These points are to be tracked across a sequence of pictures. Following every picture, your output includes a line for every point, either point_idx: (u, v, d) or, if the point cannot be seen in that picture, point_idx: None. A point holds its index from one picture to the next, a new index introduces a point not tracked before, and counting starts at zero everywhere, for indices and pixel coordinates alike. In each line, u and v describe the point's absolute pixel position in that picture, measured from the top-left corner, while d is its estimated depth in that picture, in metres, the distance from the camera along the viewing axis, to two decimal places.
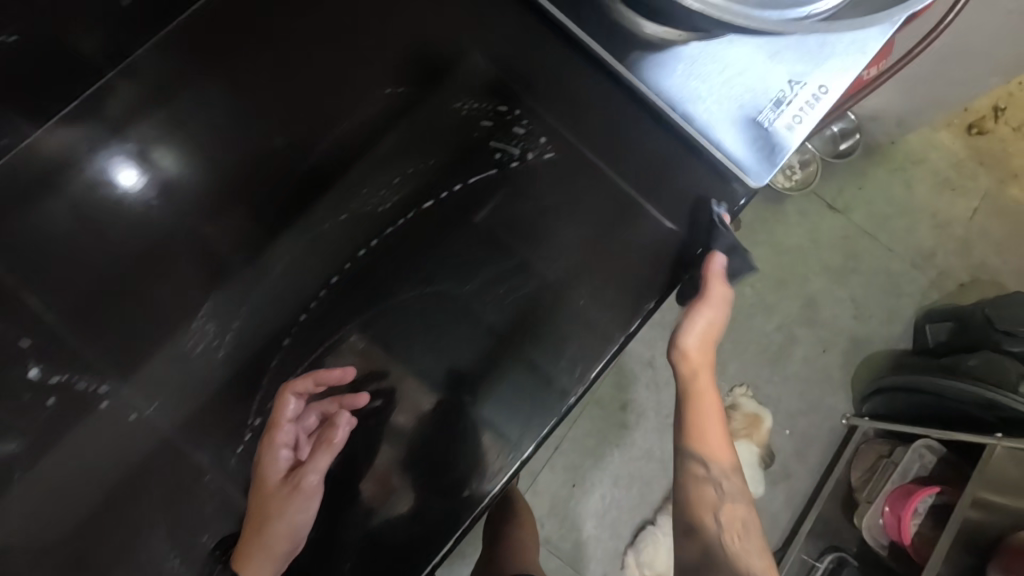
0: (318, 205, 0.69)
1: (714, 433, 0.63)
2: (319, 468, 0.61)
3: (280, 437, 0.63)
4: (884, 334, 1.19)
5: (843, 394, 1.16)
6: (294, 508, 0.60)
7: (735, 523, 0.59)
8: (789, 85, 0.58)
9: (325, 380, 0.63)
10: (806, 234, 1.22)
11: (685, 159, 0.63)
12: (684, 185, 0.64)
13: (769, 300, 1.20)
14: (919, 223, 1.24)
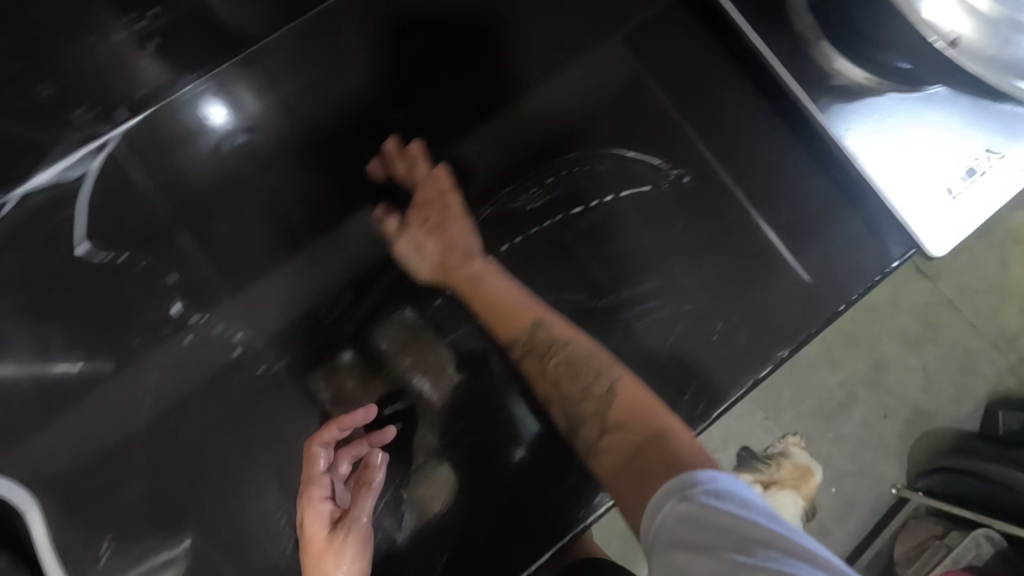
0: (484, 194, 0.82)
1: (415, 256, 0.80)
2: (367, 509, 0.66)
3: (318, 492, 0.68)
4: (951, 411, 1.15)
5: (898, 464, 1.12)
6: (347, 559, 0.65)
7: (558, 363, 0.70)
8: (986, 154, 0.68)
9: (351, 424, 0.74)
10: (886, 295, 1.18)
11: (842, 215, 0.75)
12: (829, 241, 0.75)
13: (836, 355, 1.16)
14: (1011, 305, 1.19)
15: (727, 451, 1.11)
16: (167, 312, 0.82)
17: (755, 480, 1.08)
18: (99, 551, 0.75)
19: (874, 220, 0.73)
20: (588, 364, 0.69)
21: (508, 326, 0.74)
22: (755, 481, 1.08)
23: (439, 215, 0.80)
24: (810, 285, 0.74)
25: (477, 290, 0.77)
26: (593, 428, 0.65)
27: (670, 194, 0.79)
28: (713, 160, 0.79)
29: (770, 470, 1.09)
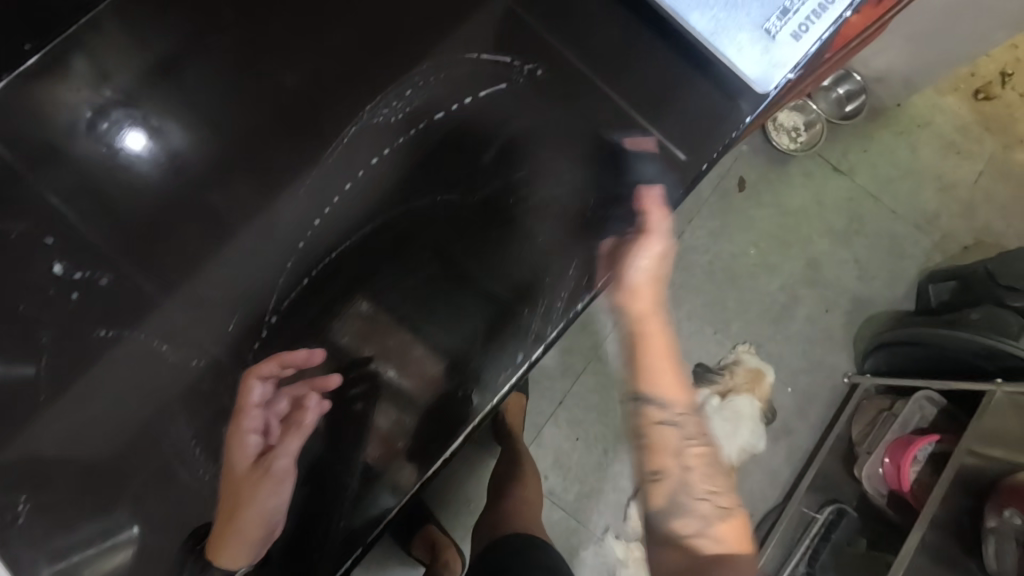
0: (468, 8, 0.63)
1: (646, 247, 0.61)
2: (290, 450, 0.56)
3: (247, 423, 0.56)
4: (887, 294, 1.20)
5: (846, 353, 1.17)
6: (267, 491, 0.55)
7: (697, 455, 0.65)
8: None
9: (293, 362, 0.57)
10: (810, 197, 1.23)
11: (688, 79, 0.63)
12: (684, 103, 0.63)
13: (773, 261, 1.20)
14: (925, 186, 1.25)
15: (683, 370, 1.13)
16: (48, 271, 0.56)
17: (713, 392, 1.11)
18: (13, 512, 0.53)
19: (721, 79, 0.62)
20: (713, 465, 0.65)
21: (654, 381, 0.64)
22: (712, 393, 1.11)
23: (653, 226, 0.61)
24: (684, 163, 0.63)
25: (647, 315, 0.63)
26: (687, 522, 0.63)
27: (544, 43, 0.64)
28: (549, 37, 0.64)
29: (726, 379, 1.12)
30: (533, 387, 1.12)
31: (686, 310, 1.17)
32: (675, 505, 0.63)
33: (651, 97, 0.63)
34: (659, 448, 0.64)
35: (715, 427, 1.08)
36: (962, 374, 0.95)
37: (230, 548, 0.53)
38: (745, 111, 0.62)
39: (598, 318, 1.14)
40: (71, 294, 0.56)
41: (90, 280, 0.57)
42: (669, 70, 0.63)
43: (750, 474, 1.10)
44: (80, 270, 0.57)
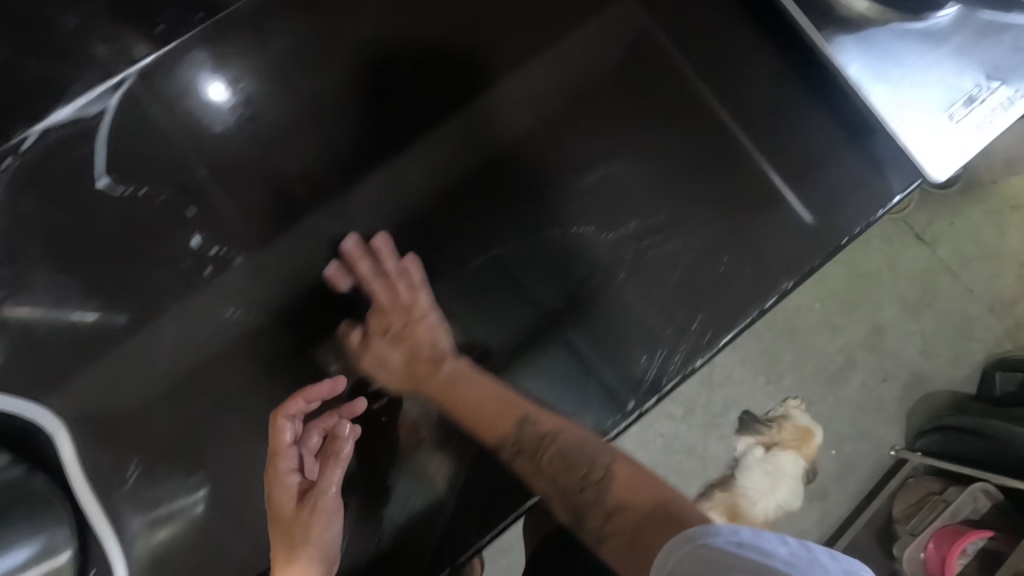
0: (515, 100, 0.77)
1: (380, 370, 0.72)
2: (333, 481, 0.64)
3: (285, 464, 0.65)
4: (949, 374, 1.17)
5: (897, 428, 1.14)
6: (321, 526, 0.63)
7: (551, 459, 0.64)
8: (983, 85, 0.65)
9: (317, 396, 0.67)
10: (885, 262, 1.20)
11: (846, 151, 0.72)
12: (835, 173, 0.71)
13: (836, 321, 1.18)
14: (1006, 270, 1.21)
15: (728, 415, 1.12)
16: (187, 244, 0.76)
17: (756, 442, 1.10)
18: (126, 474, 0.71)
19: (881, 157, 0.71)
20: (581, 450, 0.63)
21: (484, 425, 0.66)
22: (756, 443, 1.10)
23: (403, 319, 0.73)
24: (812, 225, 0.71)
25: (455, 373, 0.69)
26: (593, 516, 0.60)
27: (721, 115, 0.74)
28: (718, 106, 0.75)
29: (772, 432, 1.10)
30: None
31: (740, 357, 1.14)
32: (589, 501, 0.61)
33: (797, 159, 0.72)
34: (527, 440, 0.65)
35: (751, 477, 1.07)
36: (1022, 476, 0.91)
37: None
38: (895, 187, 0.70)
39: None
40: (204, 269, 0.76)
41: (227, 260, 0.76)
42: (686, 164, 0.74)
43: (780, 531, 1.08)
44: (214, 247, 0.76)
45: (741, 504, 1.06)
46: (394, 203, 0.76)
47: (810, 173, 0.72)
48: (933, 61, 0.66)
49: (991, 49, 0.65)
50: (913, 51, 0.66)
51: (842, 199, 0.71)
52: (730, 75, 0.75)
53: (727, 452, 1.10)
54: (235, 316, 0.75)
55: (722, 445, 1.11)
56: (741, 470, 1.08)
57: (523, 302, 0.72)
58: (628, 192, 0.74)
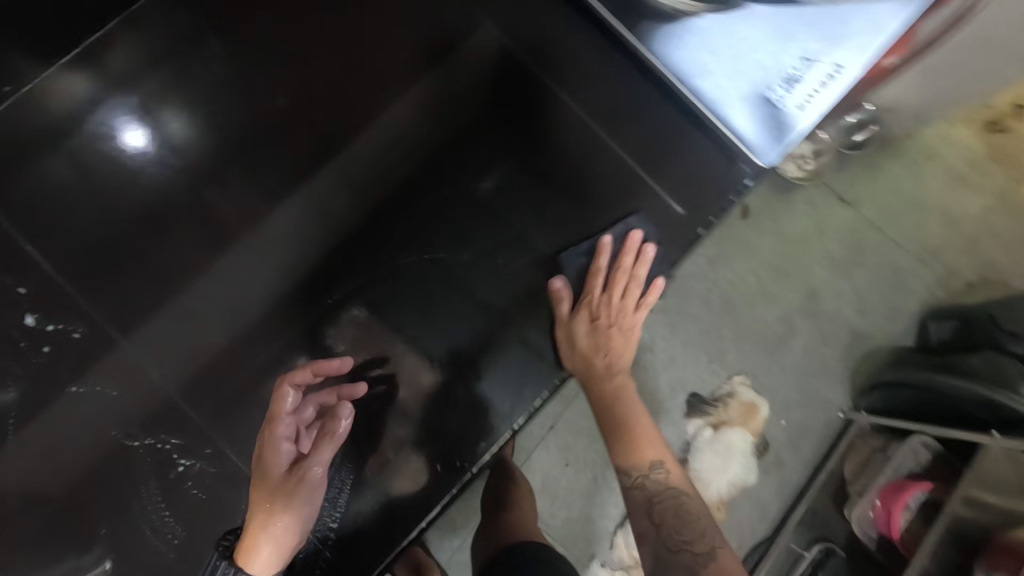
0: (456, 122, 0.80)
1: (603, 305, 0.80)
2: (325, 456, 0.71)
3: (281, 432, 0.70)
4: (888, 330, 1.18)
5: (843, 390, 1.15)
6: (302, 495, 0.69)
7: (673, 498, 0.78)
8: (801, 63, 0.65)
9: (325, 371, 0.74)
10: (813, 228, 1.21)
11: (687, 136, 0.76)
12: (683, 168, 0.76)
13: (771, 291, 1.19)
14: (932, 221, 1.23)
15: (675, 399, 1.12)
16: (21, 323, 0.74)
17: (705, 424, 1.11)
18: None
19: (722, 141, 0.74)
20: (691, 506, 0.78)
21: (640, 450, 0.81)
22: (704, 424, 1.11)
23: (612, 316, 0.81)
24: (681, 216, 0.77)
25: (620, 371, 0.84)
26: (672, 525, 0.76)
27: (579, 118, 0.78)
28: (568, 102, 0.78)
29: (719, 411, 1.11)
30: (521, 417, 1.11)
31: (680, 338, 1.15)
32: (668, 514, 0.77)
33: (654, 152, 0.77)
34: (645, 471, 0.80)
35: (703, 458, 1.08)
36: (952, 423, 0.93)
37: (268, 549, 0.67)
38: (745, 171, 0.74)
39: None
40: (41, 347, 0.74)
41: (66, 333, 0.75)
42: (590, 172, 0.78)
43: (739, 508, 1.09)
44: (51, 322, 0.74)
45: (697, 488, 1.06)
46: (324, 223, 0.78)
47: (665, 152, 0.77)
48: (752, 40, 0.66)
49: (806, 25, 0.65)
50: (717, 46, 0.68)
51: (702, 195, 0.76)
52: (577, 82, 0.78)
53: (679, 437, 1.11)
54: (78, 393, 0.74)
55: (672, 430, 1.11)
56: (694, 453, 1.09)
57: (463, 315, 0.78)
58: (539, 196, 0.80)
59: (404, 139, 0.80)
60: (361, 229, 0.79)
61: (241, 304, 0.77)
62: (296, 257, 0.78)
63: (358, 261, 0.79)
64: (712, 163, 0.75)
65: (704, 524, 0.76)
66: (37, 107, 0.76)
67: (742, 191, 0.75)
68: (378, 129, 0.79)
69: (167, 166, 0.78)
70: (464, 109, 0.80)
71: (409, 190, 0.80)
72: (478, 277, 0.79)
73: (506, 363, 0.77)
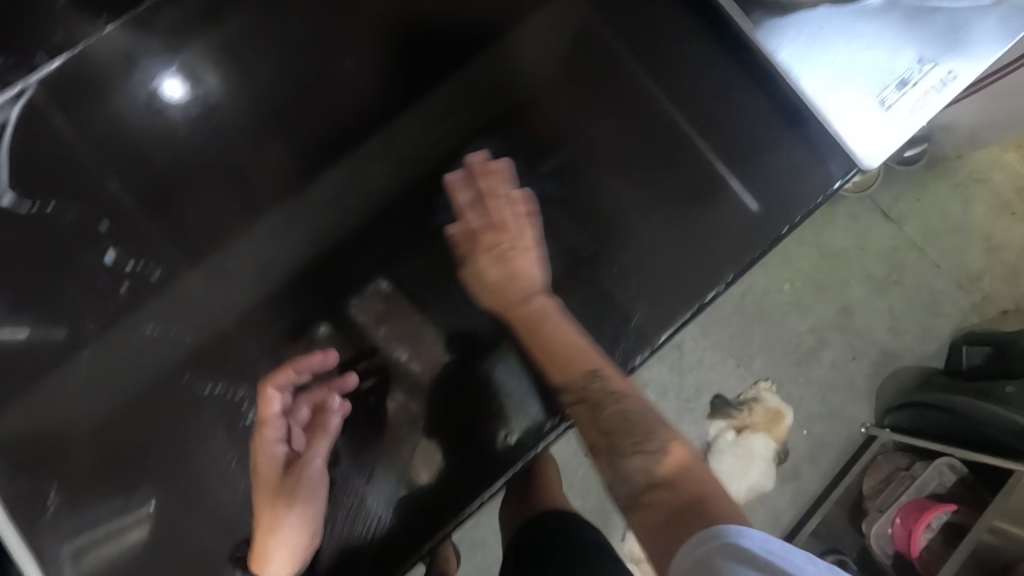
0: (517, 91, 0.72)
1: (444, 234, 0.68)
2: (320, 453, 0.64)
3: (271, 434, 0.64)
4: (917, 350, 1.17)
5: (867, 406, 1.15)
6: (303, 498, 0.62)
7: (613, 417, 0.61)
8: (916, 65, 0.64)
9: (307, 368, 0.65)
10: (853, 242, 1.19)
11: (778, 132, 0.70)
12: (769, 165, 0.70)
13: (805, 301, 1.17)
14: (972, 245, 1.21)
15: (700, 399, 1.12)
16: (101, 260, 0.69)
17: (727, 426, 1.10)
18: (45, 505, 0.64)
19: (816, 140, 0.68)
20: (644, 420, 0.61)
21: (562, 370, 0.63)
22: (727, 427, 1.10)
23: (512, 239, 0.67)
24: (757, 214, 0.69)
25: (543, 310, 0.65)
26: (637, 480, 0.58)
27: (658, 100, 0.71)
28: (650, 84, 0.72)
29: (743, 415, 1.10)
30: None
31: (709, 341, 1.14)
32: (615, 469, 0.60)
33: (737, 143, 0.70)
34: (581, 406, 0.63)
35: (722, 460, 1.07)
36: (980, 448, 0.93)
37: (279, 561, 0.61)
38: (835, 172, 0.68)
39: None
40: (120, 286, 0.69)
41: (145, 271, 0.69)
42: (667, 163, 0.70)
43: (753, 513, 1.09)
44: (130, 260, 0.69)
45: None
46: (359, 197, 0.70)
47: (753, 149, 0.70)
48: (868, 39, 0.65)
49: (920, 32, 0.64)
50: (832, 43, 0.66)
51: (784, 192, 0.69)
52: (673, 68, 0.72)
53: (699, 435, 1.11)
54: (150, 334, 0.68)
55: (693, 429, 1.11)
56: (714, 454, 1.08)
57: (501, 305, 0.69)
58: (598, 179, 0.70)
59: (468, 108, 0.72)
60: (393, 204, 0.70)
61: (270, 264, 0.70)
62: (338, 221, 0.70)
63: (381, 240, 0.70)
64: (802, 165, 0.69)
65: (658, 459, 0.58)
66: (101, 48, 0.72)
67: (829, 195, 0.69)
68: (438, 91, 0.72)
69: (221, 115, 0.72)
70: (528, 78, 0.72)
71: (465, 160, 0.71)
72: (529, 264, 0.70)
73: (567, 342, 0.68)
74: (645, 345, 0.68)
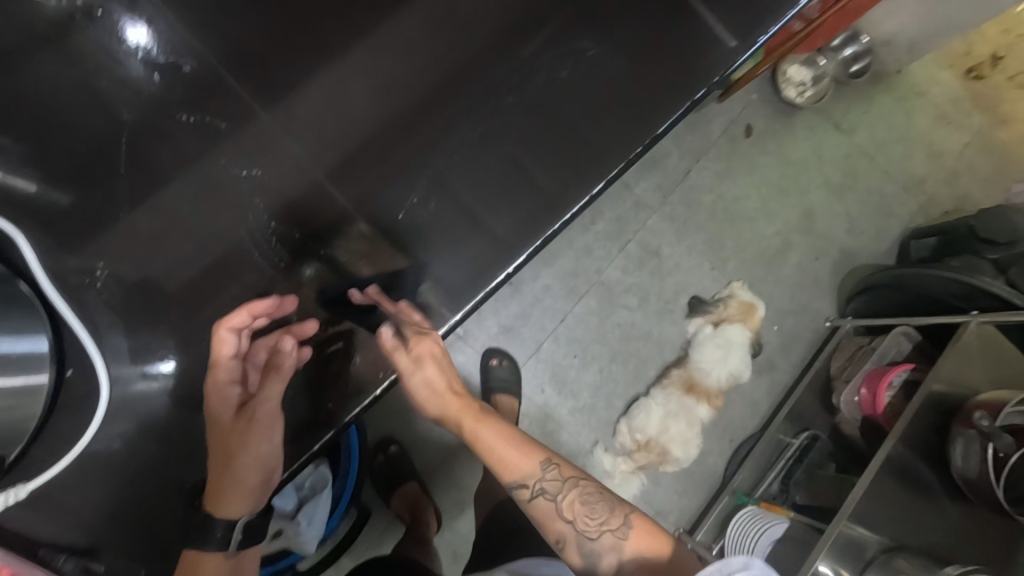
0: None
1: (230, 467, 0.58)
2: (274, 395, 0.59)
3: (225, 376, 0.60)
4: (872, 248, 1.28)
5: (830, 301, 1.24)
6: (256, 438, 0.58)
7: (572, 502, 0.63)
8: None
9: (263, 310, 0.61)
10: (812, 151, 1.28)
11: None
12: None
13: (771, 207, 1.26)
14: (916, 152, 1.32)
15: (678, 301, 1.19)
16: (133, 57, 0.62)
17: (706, 321, 1.16)
18: (94, 277, 0.61)
19: None
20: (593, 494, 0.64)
21: (515, 464, 0.65)
22: (705, 322, 1.16)
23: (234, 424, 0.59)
24: (734, 48, 0.69)
25: (485, 420, 0.68)
26: (608, 563, 0.61)
27: None
28: None
29: (720, 310, 1.16)
30: (522, 322, 1.13)
31: (685, 245, 1.21)
32: (581, 548, 0.61)
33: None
34: (543, 508, 0.64)
35: (704, 351, 1.12)
36: (912, 312, 1.08)
37: (233, 502, 0.57)
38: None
39: (604, 244, 1.17)
40: (152, 76, 0.62)
41: (177, 70, 0.63)
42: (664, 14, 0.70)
43: (734, 403, 1.17)
44: (166, 57, 0.63)
45: (697, 377, 1.12)
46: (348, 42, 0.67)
47: None
48: None
49: None
50: None
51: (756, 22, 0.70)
52: None
53: (680, 333, 1.18)
54: (189, 123, 0.64)
55: (674, 328, 1.18)
56: (695, 346, 1.14)
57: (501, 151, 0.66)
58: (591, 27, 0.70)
59: None
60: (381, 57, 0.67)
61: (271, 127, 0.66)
62: (335, 82, 0.67)
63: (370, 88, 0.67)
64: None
65: (617, 531, 0.61)
66: None
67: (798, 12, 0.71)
68: None
69: None
70: None
71: None
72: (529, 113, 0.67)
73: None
74: (638, 142, 0.68)
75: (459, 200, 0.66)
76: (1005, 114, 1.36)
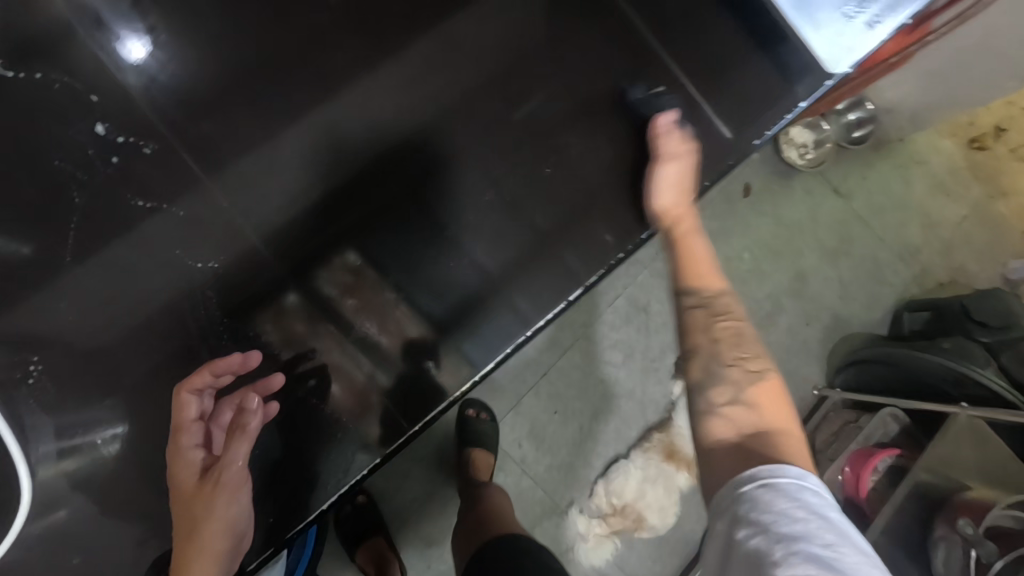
0: (503, 27, 0.73)
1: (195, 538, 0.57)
2: (237, 458, 0.58)
3: (188, 440, 0.60)
4: (863, 317, 1.25)
5: (819, 368, 1.22)
6: (221, 503, 0.58)
7: (730, 332, 0.62)
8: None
9: (225, 369, 0.61)
10: (809, 215, 1.27)
11: (748, 58, 0.74)
12: (741, 93, 0.73)
13: (764, 269, 1.24)
14: (914, 222, 1.30)
15: (665, 359, 1.16)
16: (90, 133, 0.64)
17: None
18: (27, 372, 0.62)
19: (784, 62, 0.73)
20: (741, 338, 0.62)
21: (699, 277, 0.65)
22: None
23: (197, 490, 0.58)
24: (729, 141, 0.73)
25: (687, 233, 0.67)
26: (720, 391, 0.59)
27: (639, 38, 0.74)
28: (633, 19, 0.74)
29: None
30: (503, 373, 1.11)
31: (676, 303, 1.18)
32: (709, 370, 0.60)
33: (707, 67, 0.73)
34: (695, 336, 0.63)
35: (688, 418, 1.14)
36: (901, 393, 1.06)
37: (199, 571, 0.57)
38: (798, 93, 0.73)
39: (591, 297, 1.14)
40: (110, 158, 0.64)
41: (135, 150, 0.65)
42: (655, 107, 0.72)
43: None
44: (121, 135, 0.64)
45: (677, 442, 1.12)
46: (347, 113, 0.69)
47: (726, 85, 0.73)
48: None
49: None
50: None
51: (742, 121, 0.73)
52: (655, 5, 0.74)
53: (665, 394, 1.15)
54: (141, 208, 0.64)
55: (659, 388, 1.15)
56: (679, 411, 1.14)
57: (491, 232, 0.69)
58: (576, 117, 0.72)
59: (456, 48, 0.72)
60: (375, 132, 0.69)
61: (255, 195, 0.66)
62: None
63: (360, 156, 0.68)
64: (773, 89, 0.73)
65: (755, 381, 0.59)
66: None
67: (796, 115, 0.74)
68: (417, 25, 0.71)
69: (177, 30, 0.66)
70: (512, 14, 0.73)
71: (455, 102, 0.71)
72: (514, 196, 0.70)
73: (556, 266, 0.69)
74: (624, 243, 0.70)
75: (438, 278, 0.68)
76: (1005, 188, 1.34)
